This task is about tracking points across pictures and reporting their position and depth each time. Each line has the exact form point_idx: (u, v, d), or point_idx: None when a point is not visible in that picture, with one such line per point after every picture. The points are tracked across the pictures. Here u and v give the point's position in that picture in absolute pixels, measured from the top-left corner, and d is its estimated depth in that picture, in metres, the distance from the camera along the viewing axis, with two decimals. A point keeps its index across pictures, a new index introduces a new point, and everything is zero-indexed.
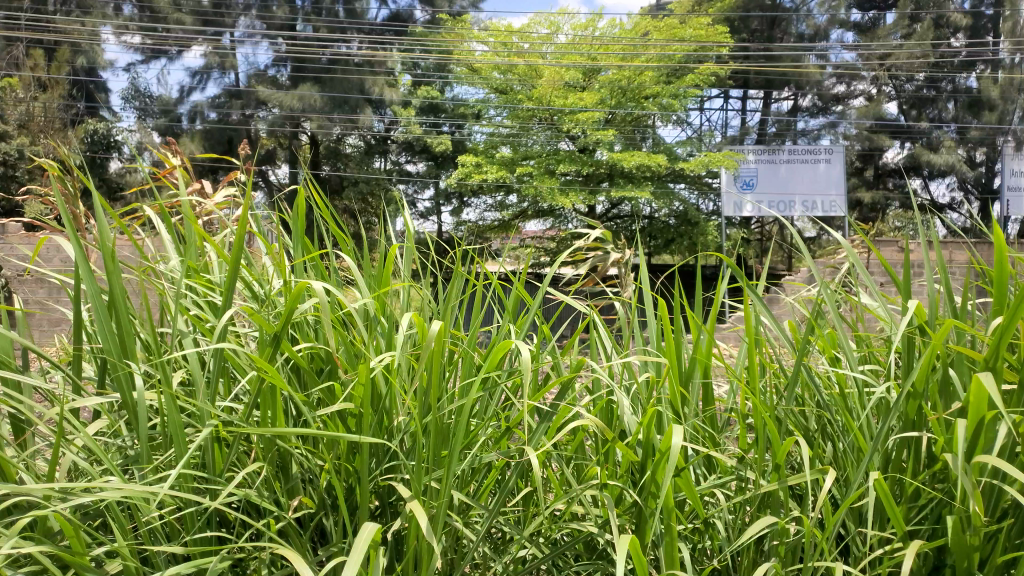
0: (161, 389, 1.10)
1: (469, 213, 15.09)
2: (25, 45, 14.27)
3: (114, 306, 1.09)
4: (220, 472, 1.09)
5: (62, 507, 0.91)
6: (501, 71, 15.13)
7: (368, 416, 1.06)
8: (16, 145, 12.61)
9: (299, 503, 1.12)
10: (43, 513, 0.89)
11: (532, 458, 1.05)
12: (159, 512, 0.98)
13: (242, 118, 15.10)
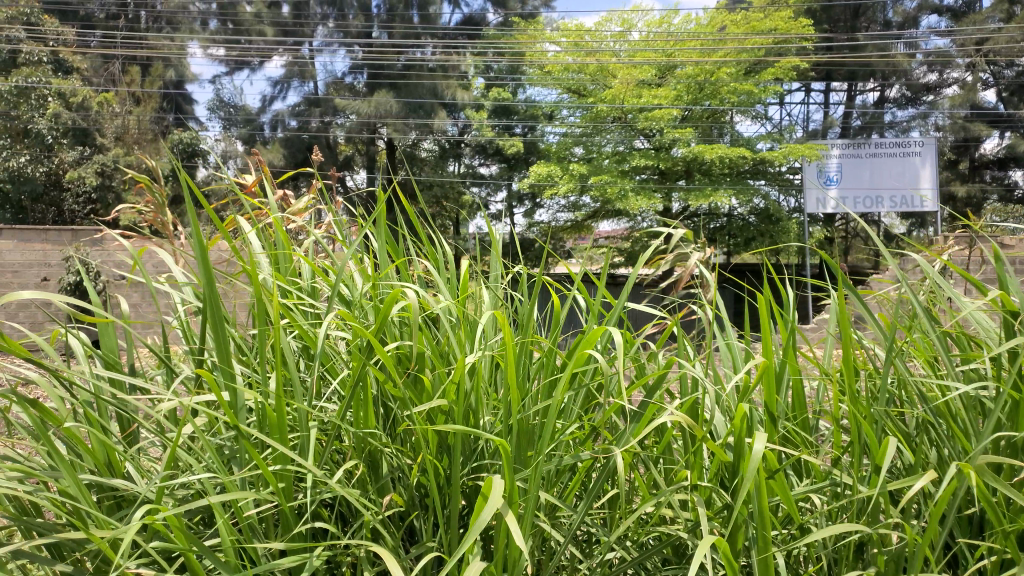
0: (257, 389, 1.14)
1: (543, 214, 15.19)
2: (121, 61, 14.94)
3: (214, 309, 1.14)
4: (314, 469, 1.11)
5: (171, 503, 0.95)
6: (573, 71, 15.04)
7: (455, 414, 1.07)
8: (112, 156, 13.06)
9: (390, 501, 1.13)
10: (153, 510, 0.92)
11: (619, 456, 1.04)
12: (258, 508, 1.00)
13: (322, 125, 15.40)
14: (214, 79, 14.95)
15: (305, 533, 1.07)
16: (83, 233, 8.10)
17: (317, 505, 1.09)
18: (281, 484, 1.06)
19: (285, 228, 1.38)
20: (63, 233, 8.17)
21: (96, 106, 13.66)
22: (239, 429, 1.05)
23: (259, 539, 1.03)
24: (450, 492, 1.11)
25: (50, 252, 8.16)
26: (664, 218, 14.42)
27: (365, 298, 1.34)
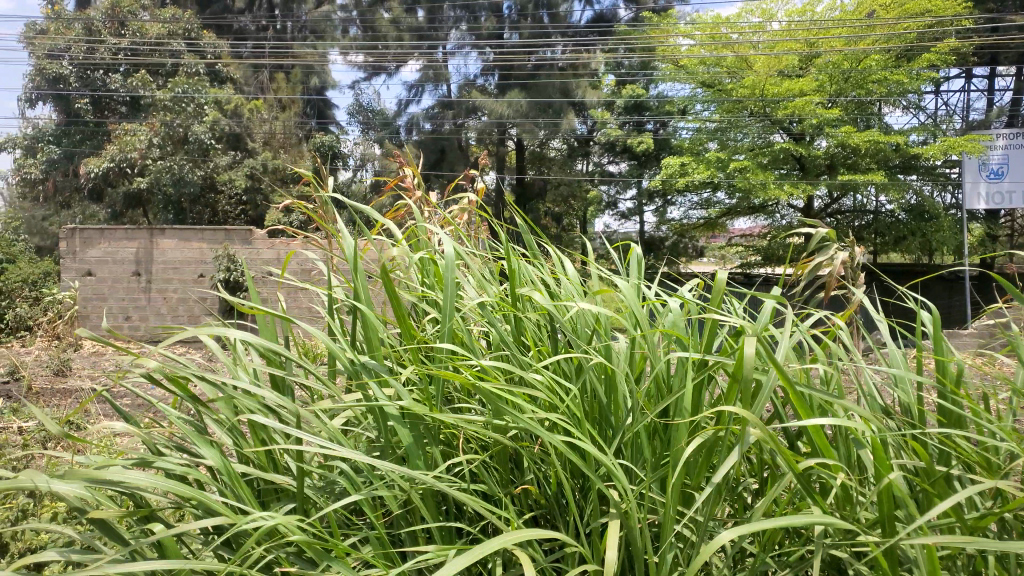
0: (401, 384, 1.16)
1: (674, 212, 14.95)
2: (269, 69, 15.88)
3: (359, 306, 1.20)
4: (453, 470, 1.10)
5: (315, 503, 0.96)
6: (707, 65, 14.63)
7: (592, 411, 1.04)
8: (262, 159, 13.74)
9: (531, 501, 1.11)
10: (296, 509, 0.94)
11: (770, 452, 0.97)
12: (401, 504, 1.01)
13: (455, 127, 15.57)
14: (354, 84, 15.48)
15: (448, 532, 1.06)
16: (238, 232, 8.63)
17: (456, 502, 1.09)
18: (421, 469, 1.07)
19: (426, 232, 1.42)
20: (217, 233, 8.74)
21: (247, 113, 14.32)
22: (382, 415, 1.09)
23: (405, 533, 1.04)
24: (592, 487, 1.08)
25: (206, 251, 8.73)
26: (803, 215, 13.85)
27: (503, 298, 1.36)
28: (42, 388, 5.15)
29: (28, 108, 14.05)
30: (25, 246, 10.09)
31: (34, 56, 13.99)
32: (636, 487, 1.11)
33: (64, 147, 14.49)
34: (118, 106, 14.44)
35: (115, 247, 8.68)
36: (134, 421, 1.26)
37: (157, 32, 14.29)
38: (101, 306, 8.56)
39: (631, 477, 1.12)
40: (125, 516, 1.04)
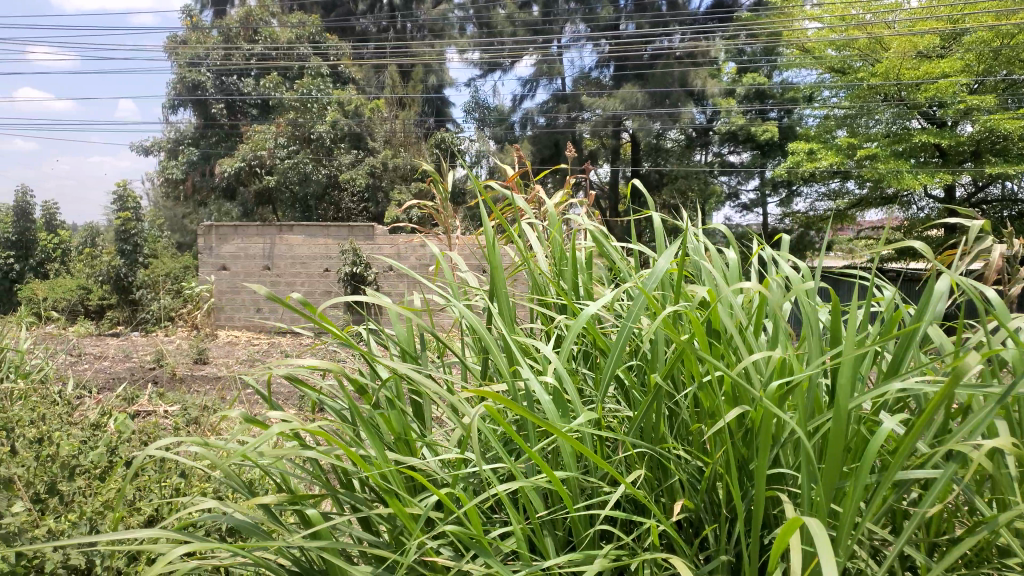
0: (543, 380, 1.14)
1: (800, 203, 14.50)
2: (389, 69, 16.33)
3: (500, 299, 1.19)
4: (599, 468, 1.07)
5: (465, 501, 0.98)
6: (837, 48, 13.82)
7: (758, 413, 0.98)
8: (382, 157, 14.12)
9: (680, 505, 1.05)
10: (449, 504, 0.97)
11: (959, 465, 0.88)
12: (547, 504, 1.00)
13: (568, 121, 15.50)
14: (471, 81, 15.64)
15: (593, 528, 1.04)
16: (361, 228, 8.93)
17: (608, 499, 1.05)
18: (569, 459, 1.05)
19: (564, 225, 1.38)
20: (342, 229, 9.04)
21: (368, 113, 14.57)
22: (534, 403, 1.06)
23: (546, 528, 1.03)
24: (752, 487, 1.01)
25: (332, 246, 9.07)
26: (945, 205, 12.91)
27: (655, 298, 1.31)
28: (186, 374, 5.50)
29: (170, 113, 14.95)
30: (167, 242, 10.79)
31: (176, 65, 14.96)
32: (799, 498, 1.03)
33: (202, 149, 15.15)
34: (250, 109, 15.17)
35: (247, 244, 9.16)
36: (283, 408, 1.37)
37: (287, 37, 14.99)
38: (235, 300, 9.04)
39: (796, 486, 1.04)
40: (277, 502, 1.12)
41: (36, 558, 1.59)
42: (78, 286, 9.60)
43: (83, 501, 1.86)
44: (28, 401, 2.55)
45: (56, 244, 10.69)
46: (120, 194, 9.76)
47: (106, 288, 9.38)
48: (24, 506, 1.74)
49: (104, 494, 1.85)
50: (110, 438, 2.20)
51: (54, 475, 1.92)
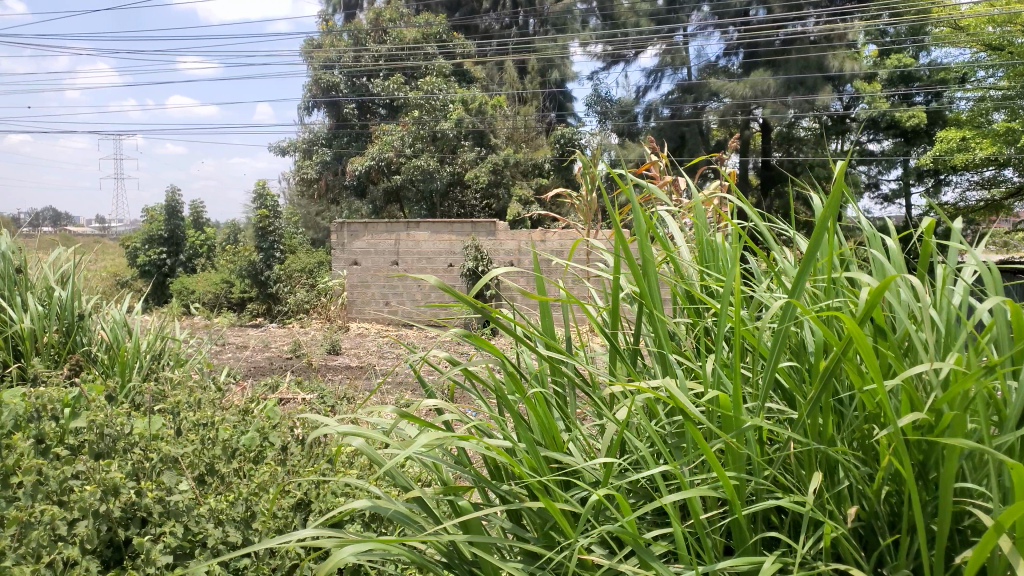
0: (701, 378, 1.09)
1: (949, 192, 13.53)
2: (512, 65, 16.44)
3: (654, 297, 1.14)
4: (759, 471, 1.02)
5: (626, 506, 0.96)
6: (997, 24, 12.59)
7: (948, 426, 0.88)
8: (504, 154, 14.06)
9: (853, 514, 0.99)
10: (611, 509, 0.96)
11: None
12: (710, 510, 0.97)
13: (695, 111, 15.11)
14: (593, 75, 15.46)
15: (754, 532, 1.01)
16: (484, 224, 9.06)
17: (771, 499, 1.01)
18: (727, 457, 1.01)
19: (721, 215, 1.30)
20: (465, 225, 9.20)
21: (491, 110, 14.28)
22: (689, 399, 1.02)
23: (706, 531, 1.00)
24: (934, 501, 0.93)
25: (455, 243, 9.24)
26: None
27: (817, 288, 1.20)
28: (321, 365, 5.77)
29: (305, 115, 15.62)
30: (302, 239, 11.35)
31: (312, 68, 15.64)
32: (989, 513, 0.94)
33: (334, 149, 15.69)
34: (378, 108, 15.68)
35: (377, 240, 9.47)
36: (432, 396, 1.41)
37: (414, 36, 15.34)
38: (365, 293, 9.40)
39: (984, 500, 0.94)
40: (433, 491, 1.16)
41: (200, 533, 1.74)
42: (223, 280, 10.23)
43: (239, 481, 2.01)
44: (185, 385, 2.74)
45: (202, 240, 11.43)
46: (259, 193, 10.33)
47: (247, 282, 9.96)
48: (190, 484, 1.90)
49: (257, 477, 1.98)
50: (261, 424, 2.33)
51: (214, 456, 2.06)
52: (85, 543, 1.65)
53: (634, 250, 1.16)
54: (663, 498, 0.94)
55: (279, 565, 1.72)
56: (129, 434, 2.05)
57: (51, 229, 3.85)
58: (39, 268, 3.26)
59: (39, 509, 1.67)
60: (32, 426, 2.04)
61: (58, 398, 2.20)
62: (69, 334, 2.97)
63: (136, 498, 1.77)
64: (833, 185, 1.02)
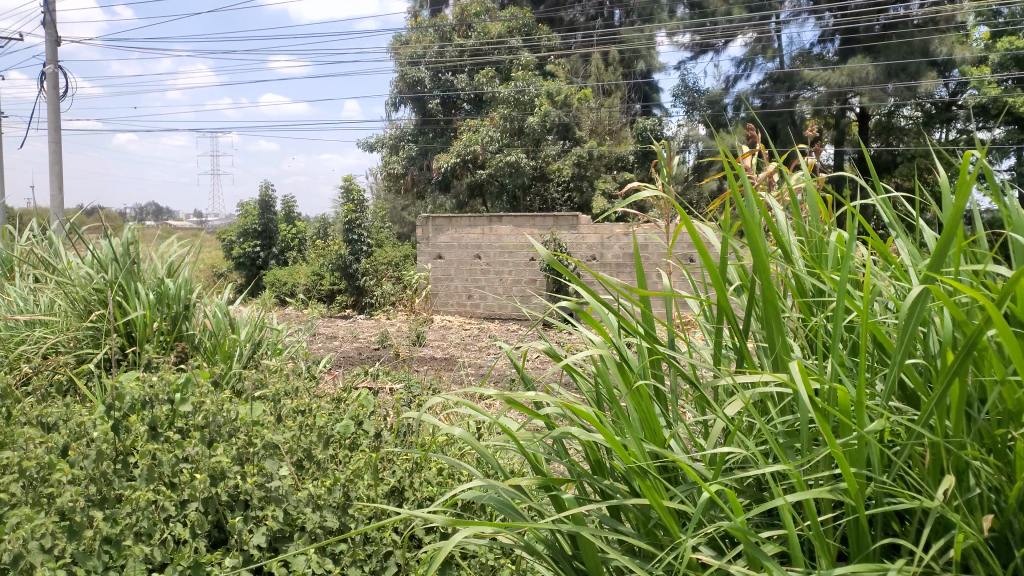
0: (820, 377, 1.04)
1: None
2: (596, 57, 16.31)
3: (768, 290, 1.10)
4: (882, 472, 0.97)
5: (740, 506, 0.93)
6: None
7: None
8: (589, 147, 13.91)
9: (985, 522, 0.93)
10: (725, 509, 0.92)
11: None
12: (832, 513, 0.92)
13: (787, 101, 14.69)
14: (680, 65, 15.13)
15: (873, 539, 0.96)
16: (567, 218, 9.04)
17: (891, 503, 0.97)
18: (847, 455, 0.97)
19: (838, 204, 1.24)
20: (547, 219, 9.17)
21: (576, 103, 14.33)
22: (806, 400, 0.99)
23: (822, 534, 0.96)
24: None
25: (537, 236, 9.24)
26: None
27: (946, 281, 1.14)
28: (408, 355, 5.90)
29: (392, 111, 15.81)
30: (389, 233, 11.59)
31: (399, 64, 15.88)
32: None
33: (421, 144, 15.89)
34: (463, 103, 15.78)
35: (461, 233, 9.58)
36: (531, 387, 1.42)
37: (499, 30, 15.40)
38: (449, 287, 9.55)
39: None
40: (533, 485, 1.16)
41: (298, 517, 1.80)
42: (314, 273, 10.54)
43: (336, 467, 2.06)
44: (283, 373, 2.84)
45: (294, 234, 11.85)
46: (347, 188, 10.57)
47: (337, 275, 10.23)
48: (290, 469, 1.96)
49: (352, 464, 2.03)
50: (355, 412, 2.40)
51: (312, 442, 2.11)
52: (193, 524, 1.71)
53: (749, 242, 1.11)
54: (780, 501, 0.90)
55: (374, 551, 1.75)
56: (233, 419, 2.14)
57: (160, 223, 4.04)
58: (150, 260, 3.42)
59: (151, 492, 1.75)
60: (145, 411, 2.15)
61: (168, 382, 2.32)
62: (177, 321, 3.09)
63: (238, 482, 1.84)
64: (965, 176, 0.94)
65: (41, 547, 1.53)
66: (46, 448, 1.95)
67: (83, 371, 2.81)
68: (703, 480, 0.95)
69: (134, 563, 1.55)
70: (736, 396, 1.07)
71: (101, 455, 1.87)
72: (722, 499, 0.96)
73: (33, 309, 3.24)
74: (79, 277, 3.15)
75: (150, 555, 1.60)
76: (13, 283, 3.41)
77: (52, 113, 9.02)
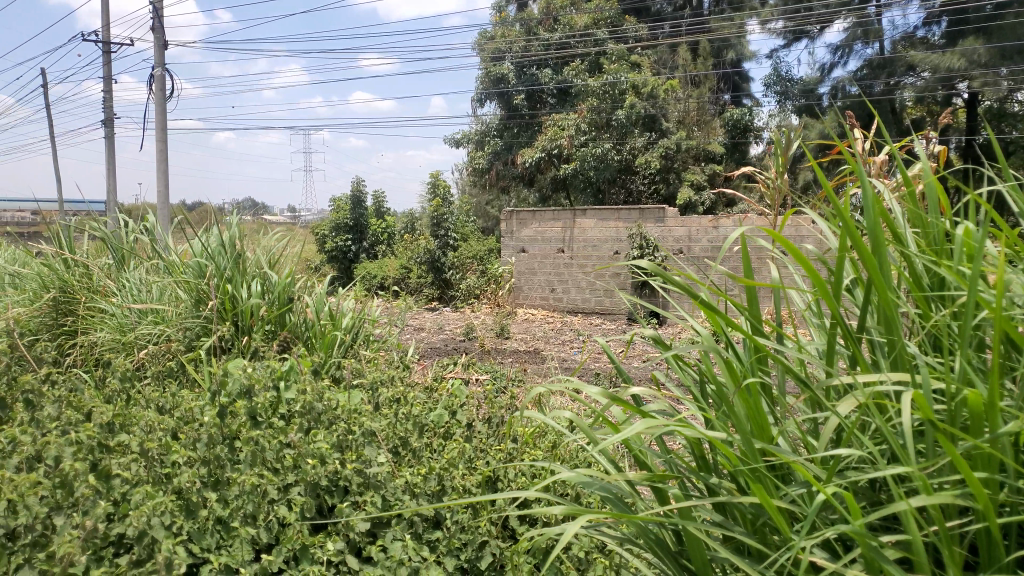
0: (946, 378, 0.99)
1: None
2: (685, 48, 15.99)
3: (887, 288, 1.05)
4: (1015, 479, 0.92)
5: (861, 509, 0.89)
6: None
7: None
8: (677, 139, 13.65)
9: None
10: (845, 510, 0.89)
11: None
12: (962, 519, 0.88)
13: (887, 88, 14.02)
14: (772, 53, 14.66)
15: (1004, 549, 0.92)
16: (653, 211, 8.91)
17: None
18: (978, 461, 0.92)
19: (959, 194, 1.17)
20: (633, 212, 9.04)
21: (663, 94, 13.99)
22: (930, 402, 0.94)
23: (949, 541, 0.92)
24: None
25: (622, 230, 9.13)
26: None
27: None
28: (493, 348, 5.94)
29: (477, 107, 15.88)
30: (473, 226, 11.70)
31: (484, 60, 15.97)
32: None
33: (506, 139, 15.93)
34: (548, 97, 15.72)
35: (545, 227, 9.57)
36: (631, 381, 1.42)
37: (585, 22, 15.25)
38: (533, 281, 9.57)
39: None
40: (638, 479, 1.16)
41: (395, 504, 1.84)
42: (401, 266, 10.76)
43: (430, 455, 2.11)
44: (377, 363, 2.92)
45: (383, 228, 12.12)
46: (433, 183, 10.73)
47: (424, 268, 10.42)
48: (387, 457, 2.02)
49: (447, 453, 2.07)
50: (448, 403, 2.45)
51: (407, 431, 2.17)
52: (297, 508, 1.77)
53: (865, 239, 1.07)
54: (903, 507, 0.87)
55: (469, 540, 1.76)
56: (333, 409, 2.21)
57: (258, 217, 4.19)
58: (253, 253, 3.58)
59: (257, 475, 1.82)
60: (249, 398, 2.24)
61: (272, 371, 2.41)
62: (280, 311, 3.22)
63: (338, 468, 1.89)
64: None
65: (161, 524, 1.62)
66: (161, 430, 2.07)
67: (194, 358, 2.96)
68: (819, 481, 0.92)
69: (244, 546, 1.62)
70: (853, 393, 1.03)
71: (211, 439, 1.96)
72: (838, 501, 0.93)
73: (146, 297, 3.43)
74: (188, 268, 3.31)
75: (257, 538, 1.67)
76: (128, 272, 3.61)
77: (160, 114, 9.50)
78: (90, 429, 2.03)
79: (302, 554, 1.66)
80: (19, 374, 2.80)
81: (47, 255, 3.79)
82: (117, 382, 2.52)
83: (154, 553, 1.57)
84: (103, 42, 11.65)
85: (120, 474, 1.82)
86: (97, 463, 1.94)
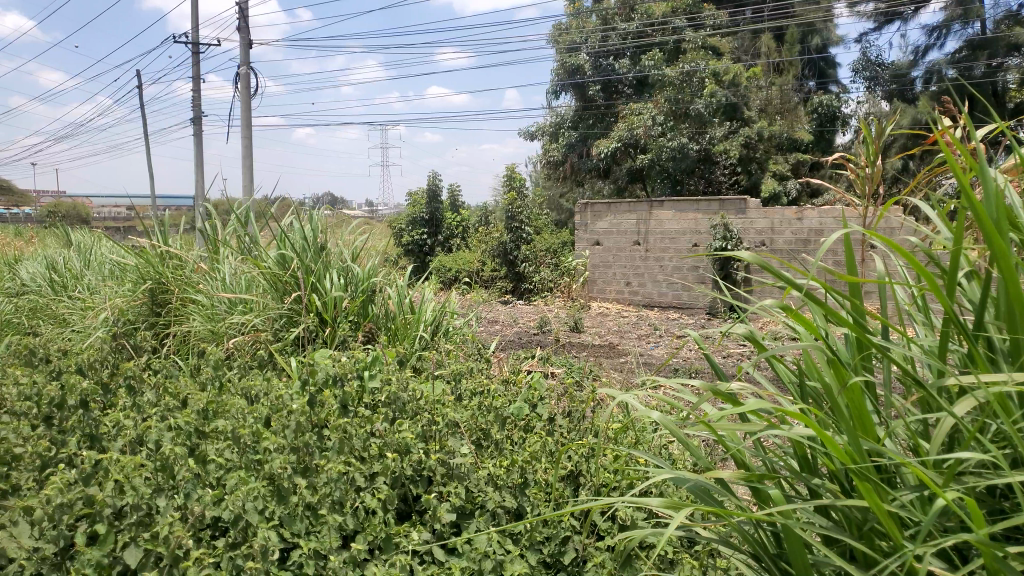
0: None
1: None
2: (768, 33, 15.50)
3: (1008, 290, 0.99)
4: None
5: (984, 519, 0.84)
6: None
7: None
8: (758, 128, 13.27)
9: None
10: (967, 519, 0.84)
11: None
12: None
13: (988, 71, 13.24)
14: (861, 37, 14.07)
15: None
16: (733, 202, 8.68)
17: None
18: None
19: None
20: (713, 203, 8.83)
21: (745, 82, 13.63)
22: None
23: None
24: None
25: (701, 221, 8.92)
26: None
27: None
28: (568, 341, 5.91)
29: (553, 99, 15.83)
30: (548, 219, 11.67)
31: (560, 51, 15.89)
32: None
33: (581, 131, 15.84)
34: (625, 88, 15.51)
35: (621, 219, 9.47)
36: (725, 380, 1.40)
37: (663, 10, 14.95)
38: (608, 274, 9.49)
39: None
40: (734, 478, 1.13)
41: (478, 496, 1.85)
42: (476, 259, 10.85)
43: (512, 448, 2.11)
44: (459, 355, 2.94)
45: (458, 222, 12.24)
46: (508, 176, 10.74)
47: (498, 261, 10.48)
48: (470, 448, 2.03)
49: (529, 446, 2.07)
50: (529, 396, 2.45)
51: (489, 423, 2.19)
52: (383, 498, 1.79)
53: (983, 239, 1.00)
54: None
55: (552, 535, 1.74)
56: (417, 400, 2.25)
57: (338, 210, 4.27)
58: (335, 246, 3.67)
59: (344, 463, 1.86)
60: (337, 387, 2.30)
61: (358, 362, 2.47)
62: (362, 301, 3.29)
63: (422, 458, 1.91)
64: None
65: (254, 508, 1.67)
66: (253, 417, 2.14)
67: (281, 348, 3.06)
68: (936, 485, 0.87)
69: (332, 531, 1.65)
70: (972, 394, 0.97)
71: (301, 427, 2.01)
72: (958, 508, 0.87)
73: (235, 288, 3.56)
74: (274, 261, 3.42)
75: (345, 525, 1.70)
76: (217, 263, 3.75)
77: (245, 111, 9.80)
78: (189, 416, 2.12)
79: (387, 543, 1.68)
80: (120, 361, 2.95)
81: (143, 247, 3.97)
82: (210, 370, 2.62)
83: (248, 537, 1.63)
84: (193, 43, 12.12)
85: (216, 459, 1.89)
86: (194, 448, 2.02)
